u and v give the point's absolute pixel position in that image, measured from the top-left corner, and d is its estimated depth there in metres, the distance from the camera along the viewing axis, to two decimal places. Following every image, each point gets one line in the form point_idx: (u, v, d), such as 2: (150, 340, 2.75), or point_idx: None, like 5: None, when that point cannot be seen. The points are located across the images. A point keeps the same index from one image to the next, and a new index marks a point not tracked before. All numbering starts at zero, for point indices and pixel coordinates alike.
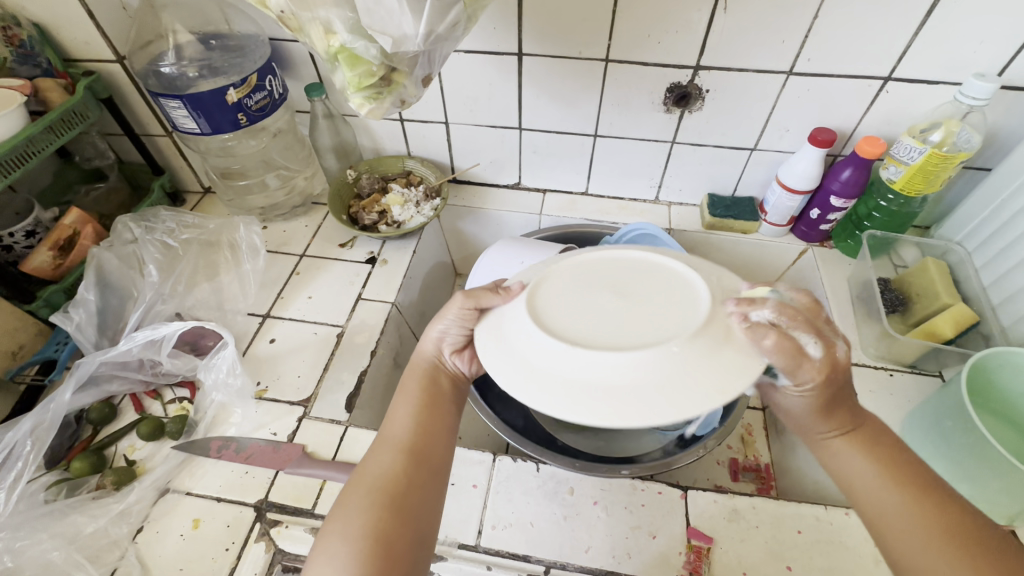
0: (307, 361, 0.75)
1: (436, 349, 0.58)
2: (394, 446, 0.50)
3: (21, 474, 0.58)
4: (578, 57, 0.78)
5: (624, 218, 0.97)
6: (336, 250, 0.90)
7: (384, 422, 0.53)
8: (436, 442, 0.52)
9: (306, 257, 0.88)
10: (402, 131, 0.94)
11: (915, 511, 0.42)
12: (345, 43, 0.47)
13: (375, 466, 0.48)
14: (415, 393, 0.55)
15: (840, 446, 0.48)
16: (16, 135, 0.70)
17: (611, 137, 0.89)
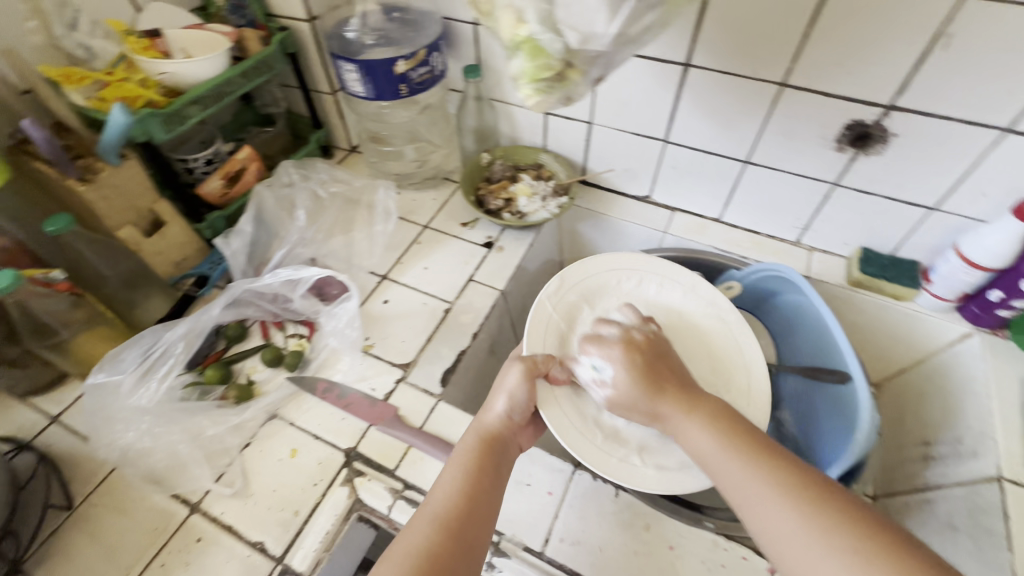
0: (412, 329, 0.78)
1: (502, 421, 0.57)
2: (429, 513, 0.47)
3: (171, 371, 0.64)
4: (751, 77, 0.72)
5: (756, 254, 0.90)
6: (458, 228, 0.92)
7: (429, 488, 0.50)
8: (483, 523, 0.48)
9: (428, 229, 0.92)
10: (543, 124, 0.95)
11: (762, 479, 0.43)
12: (533, 33, 0.46)
13: (417, 536, 0.45)
14: (468, 463, 0.52)
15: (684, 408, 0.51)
16: (216, 77, 0.78)
17: (762, 166, 0.82)
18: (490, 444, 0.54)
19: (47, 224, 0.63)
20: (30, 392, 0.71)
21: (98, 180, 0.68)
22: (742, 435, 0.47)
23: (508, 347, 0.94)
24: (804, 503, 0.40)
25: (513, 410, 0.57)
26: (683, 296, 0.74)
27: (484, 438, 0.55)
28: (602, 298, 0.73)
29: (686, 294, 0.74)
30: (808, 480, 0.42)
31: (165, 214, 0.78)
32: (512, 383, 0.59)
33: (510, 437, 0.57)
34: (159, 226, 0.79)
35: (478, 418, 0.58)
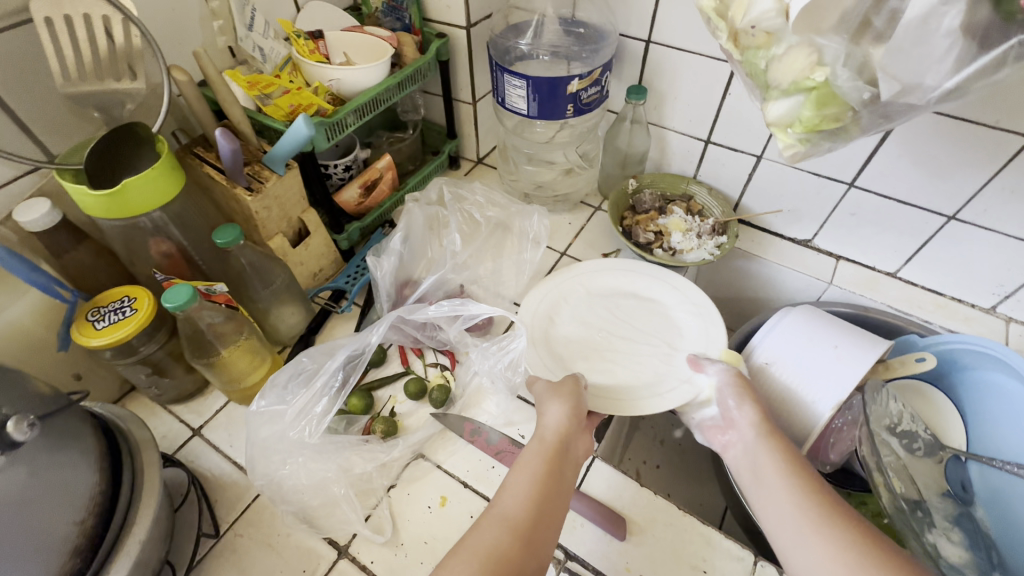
0: None
1: (561, 429, 0.55)
2: (503, 517, 0.47)
3: (331, 404, 0.61)
4: (990, 125, 0.63)
5: (941, 319, 0.80)
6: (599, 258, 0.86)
7: (498, 489, 0.50)
8: (550, 533, 0.47)
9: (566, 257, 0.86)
10: (701, 153, 0.87)
11: (820, 531, 0.47)
12: (833, 78, 0.40)
13: (489, 537, 0.45)
14: (537, 467, 0.51)
15: (764, 445, 0.54)
16: (376, 85, 0.74)
17: (972, 225, 0.72)
18: (560, 452, 0.53)
19: (217, 236, 0.60)
20: (173, 400, 0.68)
21: (264, 190, 0.65)
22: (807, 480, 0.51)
23: None
24: (857, 552, 0.44)
25: (569, 417, 0.56)
26: (682, 304, 0.73)
27: (552, 445, 0.54)
28: (595, 274, 0.77)
29: (681, 299, 0.73)
30: (861, 533, 0.46)
31: (311, 225, 0.75)
32: (559, 391, 0.59)
33: (573, 444, 0.55)
34: (303, 237, 0.76)
35: (540, 425, 0.57)
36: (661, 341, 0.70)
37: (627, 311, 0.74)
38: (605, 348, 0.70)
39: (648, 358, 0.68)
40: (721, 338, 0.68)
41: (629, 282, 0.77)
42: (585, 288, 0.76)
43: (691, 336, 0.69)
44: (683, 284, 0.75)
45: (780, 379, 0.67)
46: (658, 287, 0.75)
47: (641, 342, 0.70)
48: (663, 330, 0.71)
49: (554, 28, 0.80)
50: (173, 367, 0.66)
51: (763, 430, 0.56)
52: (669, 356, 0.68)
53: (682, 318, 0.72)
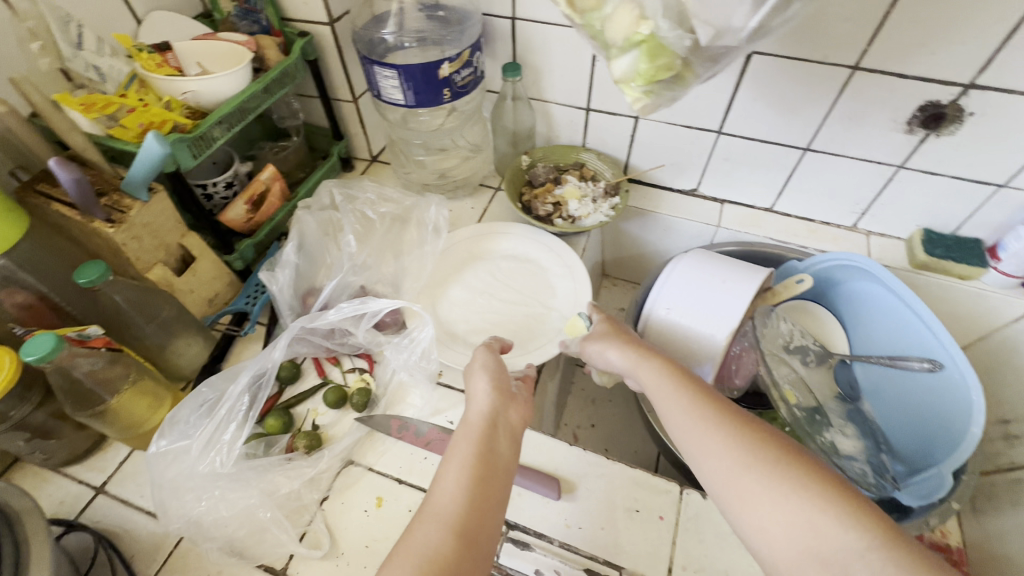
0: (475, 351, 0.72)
1: (489, 410, 0.52)
2: (435, 516, 0.43)
3: (242, 428, 0.58)
4: (820, 62, 0.70)
5: (815, 243, 0.88)
6: (504, 227, 0.87)
7: (428, 486, 0.46)
8: (489, 521, 0.44)
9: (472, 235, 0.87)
10: (585, 120, 0.90)
11: (709, 435, 0.46)
12: (657, 31, 0.42)
13: (422, 535, 0.42)
14: (465, 451, 0.48)
15: (648, 365, 0.55)
16: (238, 93, 0.70)
17: (823, 153, 0.80)
18: (488, 430, 0.50)
19: (79, 276, 0.55)
20: (66, 462, 0.63)
21: (128, 221, 0.61)
22: (692, 387, 0.50)
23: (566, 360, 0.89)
24: (747, 452, 0.44)
25: (493, 392, 0.53)
26: (559, 266, 0.82)
27: (482, 427, 0.50)
28: (485, 245, 0.86)
29: (557, 261, 0.82)
30: (748, 431, 0.46)
31: (195, 250, 0.71)
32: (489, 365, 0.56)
33: (505, 422, 0.52)
34: (189, 263, 0.71)
35: (469, 409, 0.53)
36: (537, 301, 0.79)
37: (510, 274, 0.82)
38: (488, 311, 0.78)
39: (524, 317, 0.77)
40: (586, 294, 0.77)
41: (512, 249, 0.85)
42: (476, 264, 0.84)
43: (562, 294, 0.78)
44: (557, 244, 0.84)
45: (680, 322, 0.71)
46: (534, 248, 0.84)
47: (520, 302, 0.79)
48: (540, 291, 0.80)
49: (416, 15, 0.80)
50: (59, 426, 0.60)
51: (639, 353, 0.56)
52: (543, 315, 0.77)
53: (558, 279, 0.80)
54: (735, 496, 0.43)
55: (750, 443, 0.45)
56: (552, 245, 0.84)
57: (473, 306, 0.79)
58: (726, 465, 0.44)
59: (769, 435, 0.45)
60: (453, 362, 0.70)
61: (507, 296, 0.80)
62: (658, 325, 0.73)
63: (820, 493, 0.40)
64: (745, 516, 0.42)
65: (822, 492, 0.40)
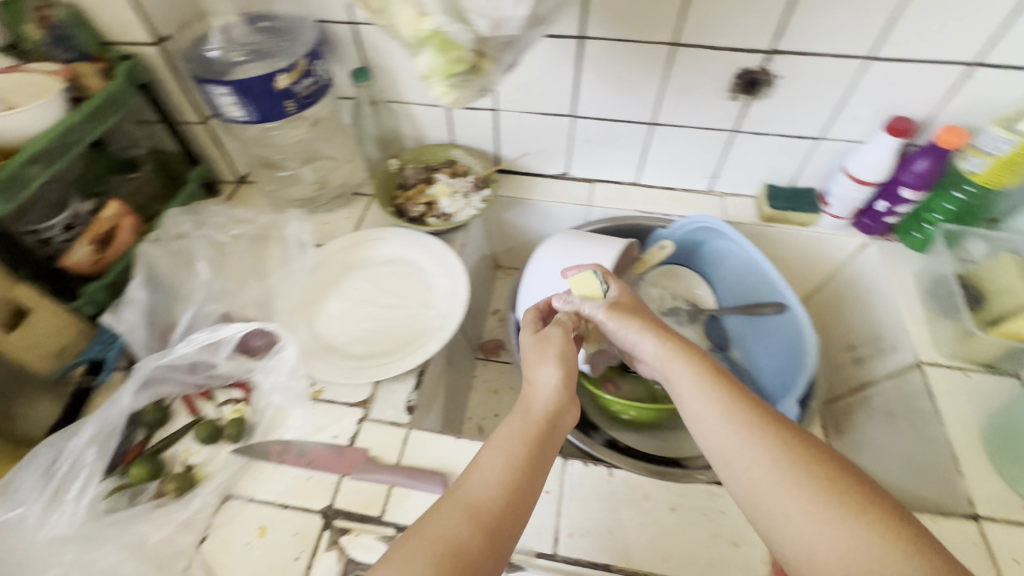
0: (356, 361, 0.72)
1: (547, 404, 0.51)
2: (468, 504, 0.43)
3: (89, 479, 0.57)
4: (644, 41, 0.74)
5: (678, 210, 0.94)
6: (380, 231, 0.86)
7: (467, 470, 0.46)
8: (520, 518, 0.44)
9: (346, 245, 0.84)
10: (448, 118, 0.91)
11: (755, 454, 0.43)
12: (439, 26, 0.44)
13: (450, 521, 0.42)
14: (517, 449, 0.47)
15: (683, 360, 0.51)
16: (52, 125, 0.65)
17: (668, 126, 0.85)
18: (545, 431, 0.49)
19: None
20: None
21: None
22: (725, 392, 0.47)
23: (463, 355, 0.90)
24: (796, 480, 0.41)
25: (557, 388, 0.52)
26: (436, 265, 0.82)
27: (538, 426, 0.49)
28: (362, 253, 0.84)
29: (434, 260, 0.83)
30: (795, 454, 0.42)
31: (29, 301, 0.66)
32: (555, 339, 0.56)
33: (557, 421, 0.51)
34: (22, 317, 0.66)
35: (524, 397, 0.53)
36: (417, 302, 0.79)
37: (389, 279, 0.82)
38: (367, 318, 0.77)
39: (403, 320, 0.77)
40: (462, 289, 0.78)
41: (390, 254, 0.85)
42: (354, 272, 0.83)
43: (441, 292, 0.79)
44: (433, 244, 0.84)
45: None
46: (413, 251, 0.84)
47: (400, 305, 0.79)
48: (419, 292, 0.80)
49: (243, 28, 0.77)
50: None
51: (671, 344, 0.53)
52: (422, 315, 0.77)
53: (437, 278, 0.81)
54: (774, 514, 0.41)
55: (796, 471, 0.41)
56: (428, 245, 0.84)
57: (350, 317, 0.77)
58: (778, 486, 0.42)
59: (828, 464, 0.42)
60: (327, 376, 0.70)
61: (386, 301, 0.79)
62: None
63: (883, 527, 0.37)
64: (785, 532, 0.40)
65: (872, 529, 0.38)
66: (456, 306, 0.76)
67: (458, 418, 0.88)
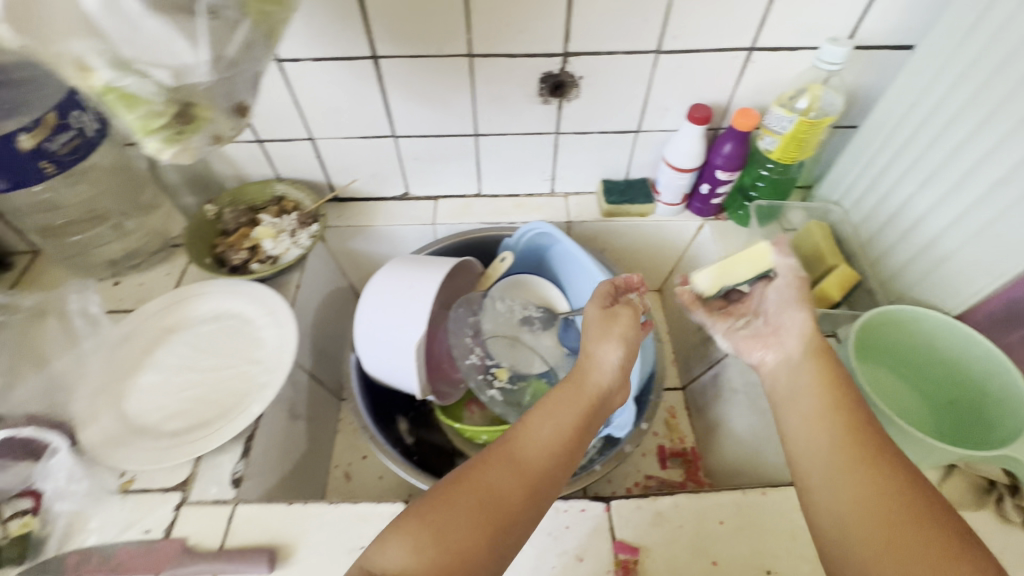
0: (170, 439, 0.65)
1: (611, 376, 0.55)
2: (517, 467, 0.47)
3: None
4: (439, 55, 0.72)
5: (523, 216, 0.93)
6: (198, 286, 0.78)
7: (520, 429, 0.50)
8: (562, 478, 0.49)
9: (160, 304, 0.76)
10: (263, 153, 0.85)
11: (874, 477, 0.43)
12: (110, 81, 0.37)
13: (494, 477, 0.46)
14: (567, 419, 0.51)
15: (804, 362, 0.54)
16: None
17: (492, 135, 0.84)
18: (595, 406, 0.53)
19: None
20: None
21: None
22: (842, 412, 0.48)
23: (320, 401, 0.84)
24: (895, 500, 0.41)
25: (623, 366, 0.56)
26: (265, 315, 0.76)
27: (594, 397, 0.53)
28: (180, 313, 0.76)
29: (262, 310, 0.76)
30: (899, 471, 0.43)
31: None
32: (604, 323, 0.59)
33: (608, 395, 0.55)
34: None
35: (586, 368, 0.55)
36: (243, 360, 0.72)
37: (211, 337, 0.74)
38: (184, 389, 0.70)
39: (227, 384, 0.70)
40: (291, 340, 0.72)
41: (212, 309, 0.77)
42: (171, 336, 0.74)
43: (269, 347, 0.73)
44: (261, 292, 0.77)
45: (383, 337, 0.70)
46: (239, 303, 0.77)
47: (223, 366, 0.72)
48: (246, 349, 0.73)
49: None
50: None
51: (810, 347, 0.56)
52: (250, 375, 0.71)
53: (266, 329, 0.74)
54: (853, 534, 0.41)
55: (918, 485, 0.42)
56: (256, 296, 0.77)
57: (165, 390, 0.69)
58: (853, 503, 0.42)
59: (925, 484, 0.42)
60: (138, 465, 0.62)
61: (208, 366, 0.72)
62: (367, 345, 0.71)
63: (940, 555, 0.37)
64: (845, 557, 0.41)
65: (906, 535, 0.39)
66: (284, 362, 0.70)
67: (322, 468, 0.83)
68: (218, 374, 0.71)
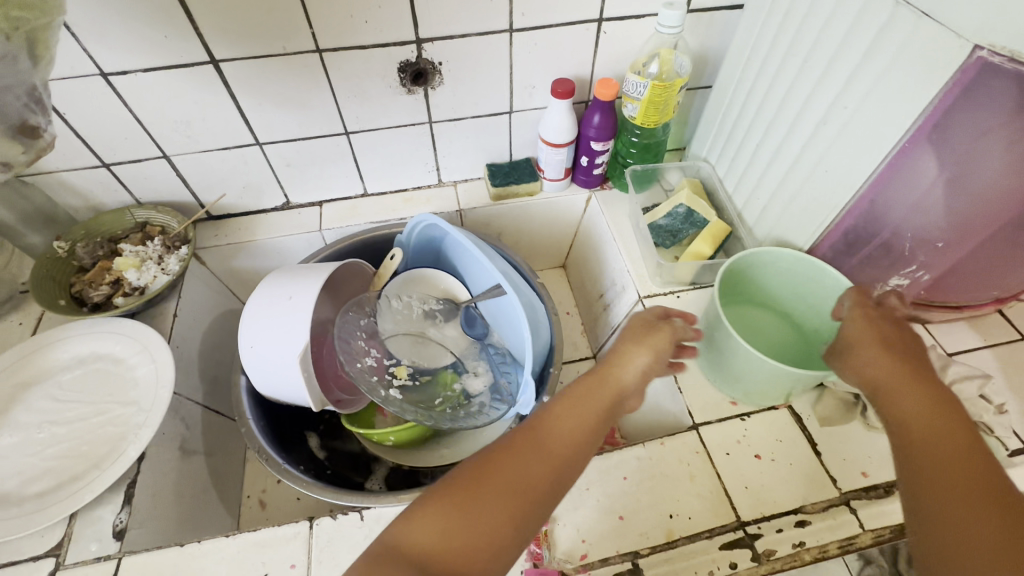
0: (34, 505, 0.59)
1: (637, 373, 0.55)
2: (546, 454, 0.49)
3: None
4: (285, 53, 0.68)
5: (413, 210, 0.91)
6: (53, 332, 0.71)
7: (549, 418, 0.51)
8: (582, 468, 0.50)
9: (10, 357, 0.69)
10: (114, 178, 0.78)
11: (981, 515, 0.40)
12: None
13: (524, 464, 0.48)
14: (591, 411, 0.52)
15: (902, 373, 0.50)
16: None
17: (363, 132, 0.81)
18: (617, 398, 0.54)
19: None
20: None
21: None
22: (950, 427, 0.45)
23: (221, 432, 0.80)
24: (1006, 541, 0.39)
25: (646, 367, 0.56)
26: (137, 351, 0.70)
27: (614, 389, 0.54)
28: (36, 364, 0.69)
29: (132, 346, 0.70)
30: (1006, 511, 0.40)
31: None
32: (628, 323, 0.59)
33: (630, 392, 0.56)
34: None
35: (613, 362, 0.56)
36: (116, 403, 0.67)
37: (76, 386, 0.68)
38: (48, 445, 0.63)
39: (101, 432, 0.64)
40: (168, 374, 0.68)
41: (72, 354, 0.70)
42: (27, 391, 0.67)
43: (143, 385, 0.68)
44: (129, 328, 0.71)
45: (267, 354, 0.67)
46: (104, 342, 0.71)
47: (93, 414, 0.66)
48: (116, 391, 0.68)
49: None
50: None
51: (902, 366, 0.51)
52: (126, 418, 0.65)
53: (138, 367, 0.69)
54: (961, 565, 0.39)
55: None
56: (122, 332, 0.71)
57: (22, 451, 0.62)
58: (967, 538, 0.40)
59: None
60: None
61: (75, 416, 0.66)
62: (250, 365, 0.68)
63: None
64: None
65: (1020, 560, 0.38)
66: (163, 398, 0.66)
67: (232, 502, 0.78)
68: (88, 423, 0.65)
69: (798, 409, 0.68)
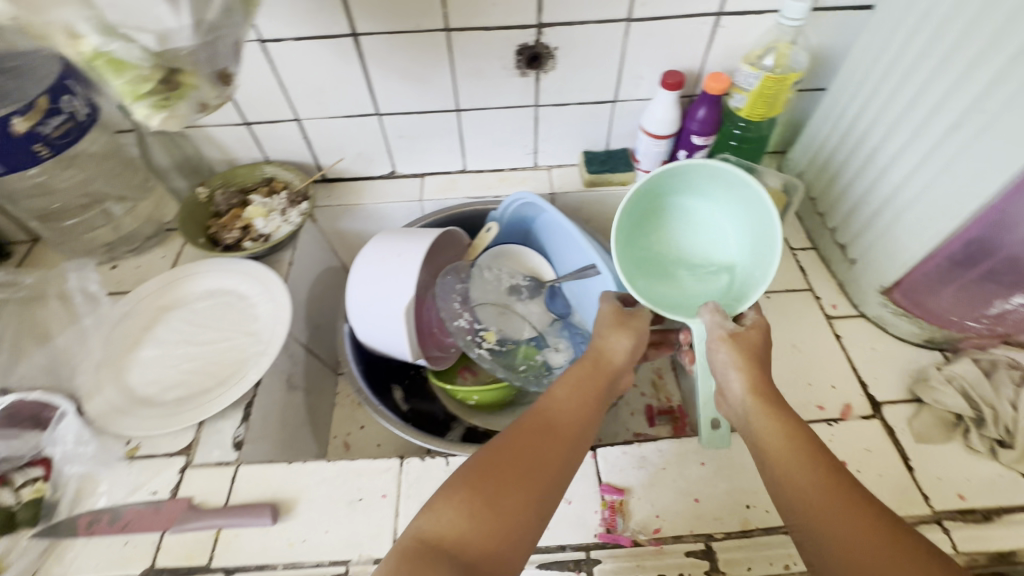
0: (171, 410, 0.67)
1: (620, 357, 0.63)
2: (551, 436, 0.52)
3: None
4: (417, 30, 0.74)
5: (507, 189, 0.96)
6: (190, 266, 0.80)
7: (548, 402, 0.56)
8: (585, 446, 0.54)
9: (156, 283, 0.79)
10: (251, 135, 0.87)
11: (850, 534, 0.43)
12: (99, 46, 0.39)
13: (536, 447, 0.51)
14: (589, 394, 0.58)
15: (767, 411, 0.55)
16: None
17: (473, 110, 0.86)
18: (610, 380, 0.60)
19: None
20: None
21: None
22: (814, 456, 0.50)
23: (318, 375, 0.87)
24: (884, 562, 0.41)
25: (632, 349, 0.64)
26: (257, 289, 0.78)
27: (604, 374, 0.61)
28: (174, 292, 0.78)
29: (254, 284, 0.78)
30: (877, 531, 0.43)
31: None
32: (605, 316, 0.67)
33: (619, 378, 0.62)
34: None
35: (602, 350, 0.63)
36: (238, 333, 0.75)
37: (206, 314, 0.77)
38: (183, 362, 0.72)
39: (224, 357, 0.73)
40: (283, 312, 0.75)
41: (203, 287, 0.79)
42: (166, 314, 0.77)
43: (262, 319, 0.75)
44: (251, 268, 0.79)
45: (372, 301, 0.73)
46: (231, 279, 0.79)
47: (219, 340, 0.74)
48: (237, 323, 0.76)
49: None
50: None
51: (757, 403, 0.56)
52: (246, 347, 0.73)
53: (259, 303, 0.77)
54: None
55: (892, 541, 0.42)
56: (245, 271, 0.79)
57: (162, 365, 0.72)
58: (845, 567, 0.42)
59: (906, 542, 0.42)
60: (143, 433, 0.65)
61: (203, 340, 0.74)
62: (356, 313, 0.74)
63: None
64: None
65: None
66: (278, 333, 0.73)
67: (321, 438, 0.85)
68: (214, 347, 0.74)
69: (890, 421, 0.67)
